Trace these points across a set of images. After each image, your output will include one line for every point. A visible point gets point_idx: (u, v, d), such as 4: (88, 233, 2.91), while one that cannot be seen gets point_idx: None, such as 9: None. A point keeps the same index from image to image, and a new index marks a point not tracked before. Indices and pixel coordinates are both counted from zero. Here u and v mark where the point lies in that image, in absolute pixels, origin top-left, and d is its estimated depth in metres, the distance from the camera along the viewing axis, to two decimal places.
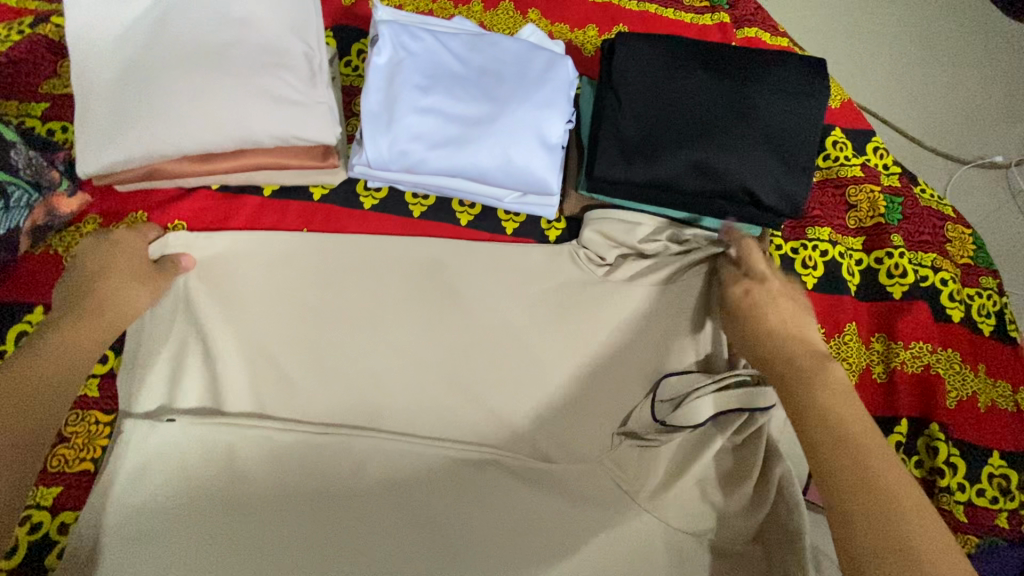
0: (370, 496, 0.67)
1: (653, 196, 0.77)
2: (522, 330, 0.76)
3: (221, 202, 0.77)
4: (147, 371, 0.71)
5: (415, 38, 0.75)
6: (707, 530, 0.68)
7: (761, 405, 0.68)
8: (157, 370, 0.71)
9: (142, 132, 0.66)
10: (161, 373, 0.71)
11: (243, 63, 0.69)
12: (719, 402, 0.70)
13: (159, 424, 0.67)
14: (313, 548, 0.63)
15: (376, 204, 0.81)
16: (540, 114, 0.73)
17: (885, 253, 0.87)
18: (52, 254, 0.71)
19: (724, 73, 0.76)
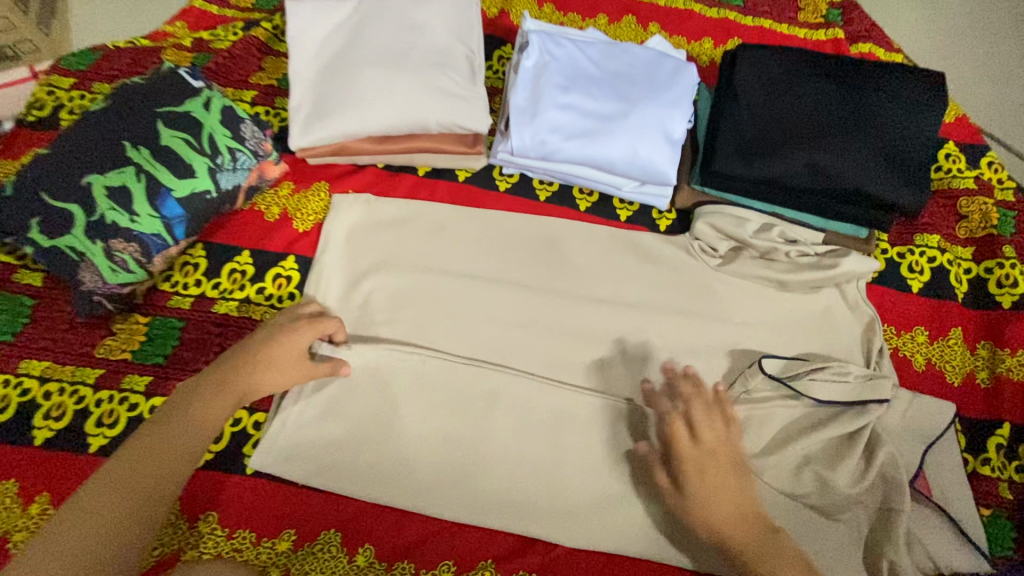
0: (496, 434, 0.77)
1: (764, 192, 0.84)
2: (634, 305, 0.86)
3: (383, 178, 0.91)
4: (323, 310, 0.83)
5: (559, 45, 0.86)
6: (805, 495, 0.75)
7: (877, 398, 0.76)
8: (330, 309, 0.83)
9: (338, 115, 0.82)
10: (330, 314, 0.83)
11: (420, 62, 0.84)
12: (832, 388, 0.77)
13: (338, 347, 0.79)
14: (448, 469, 0.76)
15: (509, 187, 0.93)
16: (667, 113, 0.83)
17: (996, 263, 0.88)
18: (257, 210, 0.88)
19: (843, 83, 0.82)
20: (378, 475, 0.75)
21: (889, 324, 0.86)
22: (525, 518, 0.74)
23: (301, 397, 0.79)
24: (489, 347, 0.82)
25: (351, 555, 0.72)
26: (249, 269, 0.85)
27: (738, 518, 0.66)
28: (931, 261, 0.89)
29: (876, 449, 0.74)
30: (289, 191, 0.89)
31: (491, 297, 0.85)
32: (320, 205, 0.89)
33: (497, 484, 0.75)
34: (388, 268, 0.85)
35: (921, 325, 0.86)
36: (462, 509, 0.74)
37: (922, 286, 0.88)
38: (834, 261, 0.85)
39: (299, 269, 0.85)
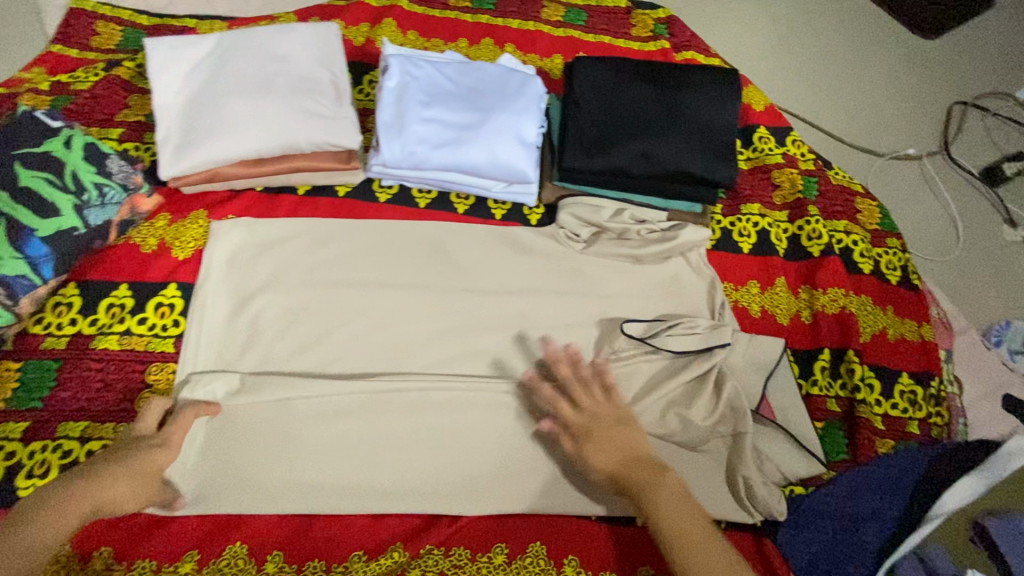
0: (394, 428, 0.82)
1: (611, 181, 0.97)
2: (513, 292, 0.94)
3: (263, 200, 0.95)
4: (213, 337, 0.85)
5: (417, 66, 0.95)
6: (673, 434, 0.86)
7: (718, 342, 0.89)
8: (220, 337, 0.85)
9: (207, 144, 0.85)
10: (220, 341, 0.85)
11: (285, 89, 0.89)
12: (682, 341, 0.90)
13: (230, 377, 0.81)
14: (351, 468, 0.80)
15: (390, 198, 0.99)
16: (518, 119, 0.94)
17: (805, 221, 1.06)
18: (132, 244, 0.88)
19: (660, 84, 0.97)
20: (282, 482, 0.78)
21: (729, 281, 1.02)
22: (428, 496, 0.80)
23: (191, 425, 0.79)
24: (382, 346, 0.88)
25: (261, 564, 0.74)
26: (128, 302, 0.85)
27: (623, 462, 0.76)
28: (755, 226, 1.06)
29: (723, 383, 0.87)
30: (167, 222, 0.91)
31: (378, 300, 0.90)
32: (200, 232, 0.91)
33: (400, 470, 0.80)
34: (276, 284, 0.89)
35: (754, 279, 1.02)
36: (368, 499, 0.79)
37: (752, 247, 1.04)
38: (674, 233, 0.98)
39: (182, 296, 0.87)
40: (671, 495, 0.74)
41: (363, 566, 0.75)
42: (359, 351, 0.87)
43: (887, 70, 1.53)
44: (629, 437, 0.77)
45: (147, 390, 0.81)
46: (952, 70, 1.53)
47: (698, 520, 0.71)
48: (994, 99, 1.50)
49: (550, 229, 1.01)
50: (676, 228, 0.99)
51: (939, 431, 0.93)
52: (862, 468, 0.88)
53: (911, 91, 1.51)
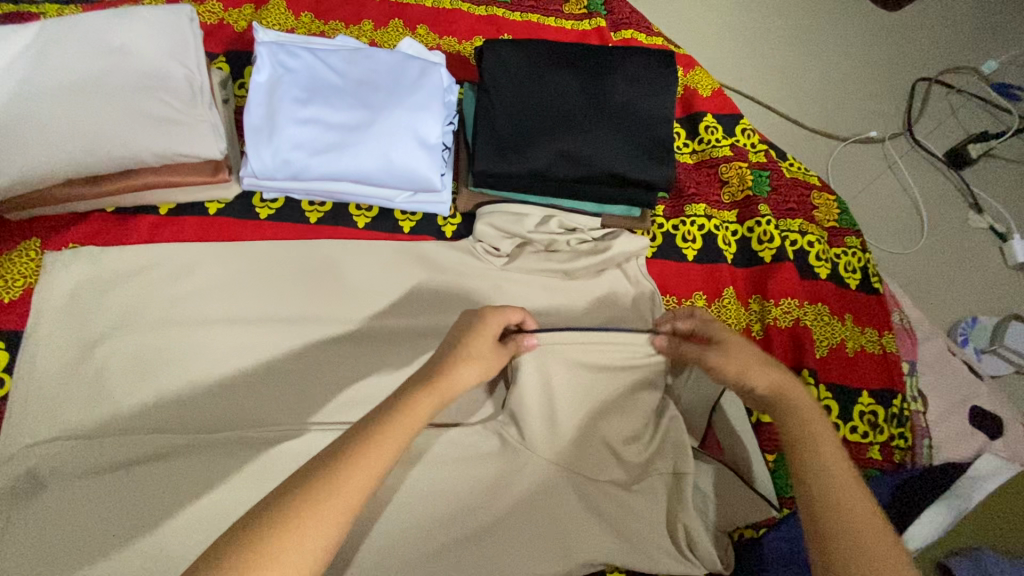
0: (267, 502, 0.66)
1: (532, 186, 0.84)
2: (420, 320, 0.81)
3: (115, 223, 0.80)
4: (45, 393, 0.70)
5: (293, 55, 0.79)
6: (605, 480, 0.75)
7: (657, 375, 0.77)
8: (52, 392, 0.70)
9: (21, 160, 0.69)
10: (54, 397, 0.70)
11: (124, 89, 0.73)
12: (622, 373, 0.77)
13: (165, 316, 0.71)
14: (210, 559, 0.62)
15: (272, 215, 0.85)
16: (416, 116, 0.79)
17: (755, 222, 0.94)
18: None
19: (584, 71, 0.83)
20: None
21: (671, 295, 0.90)
22: None
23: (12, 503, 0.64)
24: (256, 395, 0.73)
25: None
26: None
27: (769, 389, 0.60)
28: (701, 229, 0.94)
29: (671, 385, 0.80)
30: None
31: (254, 338, 0.75)
32: (31, 267, 0.76)
33: None
34: (123, 325, 0.73)
35: (699, 291, 0.90)
36: None
37: (696, 253, 0.93)
38: (606, 244, 0.86)
39: (6, 347, 0.72)
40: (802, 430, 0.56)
41: None
42: (226, 404, 0.72)
43: (848, 45, 1.42)
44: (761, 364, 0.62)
45: None
46: (915, 45, 1.43)
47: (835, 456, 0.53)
48: (959, 74, 1.40)
49: (465, 242, 0.87)
50: (608, 239, 0.87)
51: (902, 455, 0.85)
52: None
53: (873, 68, 1.40)
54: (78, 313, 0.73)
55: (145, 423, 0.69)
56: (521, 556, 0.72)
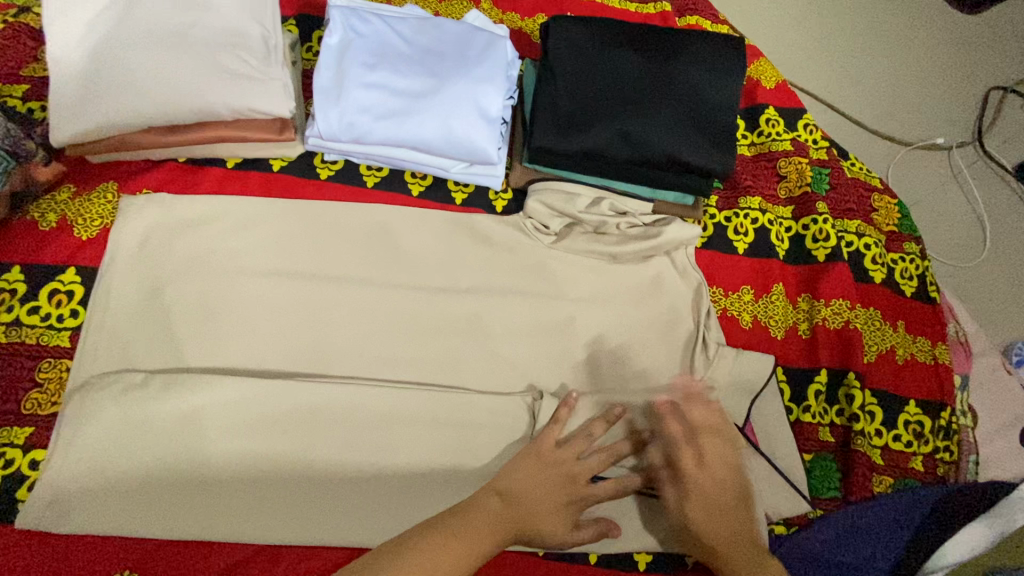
0: (324, 454, 0.71)
1: (588, 164, 0.84)
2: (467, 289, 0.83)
3: (186, 173, 0.83)
4: (116, 330, 0.74)
5: (364, 21, 0.81)
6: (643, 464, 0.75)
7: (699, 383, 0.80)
8: (124, 329, 0.74)
9: (107, 108, 0.73)
10: (126, 334, 0.74)
11: (205, 44, 0.76)
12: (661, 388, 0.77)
13: (243, 274, 0.78)
14: (281, 502, 0.70)
15: (332, 176, 0.87)
16: (480, 89, 0.80)
17: (812, 219, 0.92)
18: (29, 221, 0.77)
19: (651, 53, 0.82)
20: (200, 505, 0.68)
21: (718, 285, 0.89)
22: (350, 527, 0.70)
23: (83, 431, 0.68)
24: (310, 348, 0.76)
25: None
26: (20, 288, 0.74)
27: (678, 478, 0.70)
28: (754, 222, 0.93)
29: (709, 341, 0.82)
30: (70, 194, 0.79)
31: (311, 292, 0.78)
32: (107, 208, 0.79)
33: (322, 499, 0.70)
34: (191, 271, 0.77)
35: (747, 284, 0.89)
36: (282, 526, 0.69)
37: (748, 247, 0.91)
38: (658, 230, 0.86)
39: (81, 282, 0.76)
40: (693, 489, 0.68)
41: None
42: (282, 355, 0.75)
43: (919, 47, 1.35)
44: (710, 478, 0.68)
45: (36, 390, 0.71)
46: (992, 50, 1.35)
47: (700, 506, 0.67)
48: None
49: (515, 218, 0.88)
50: (659, 225, 0.87)
51: (945, 468, 0.82)
52: (847, 510, 0.77)
53: (944, 72, 1.34)
54: (151, 256, 0.77)
55: (208, 365, 0.74)
56: None
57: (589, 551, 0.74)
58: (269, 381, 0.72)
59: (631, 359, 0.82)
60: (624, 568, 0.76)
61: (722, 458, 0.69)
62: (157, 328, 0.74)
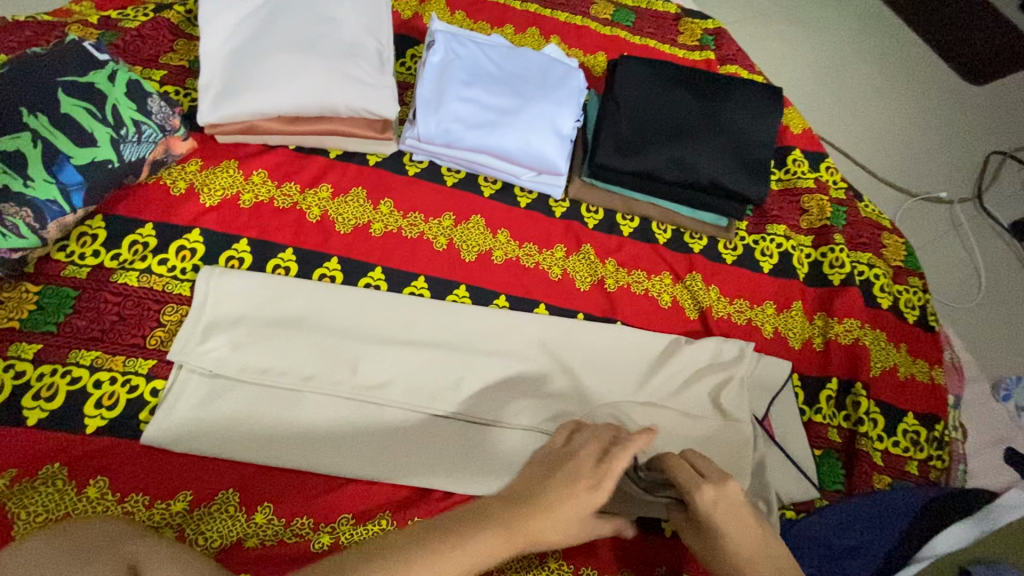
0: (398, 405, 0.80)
1: (641, 182, 0.97)
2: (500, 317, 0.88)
3: (295, 158, 0.96)
4: (224, 299, 0.83)
5: (463, 46, 0.96)
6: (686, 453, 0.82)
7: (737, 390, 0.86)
8: (230, 300, 0.83)
9: (245, 96, 0.86)
10: (232, 302, 0.83)
11: (331, 51, 0.90)
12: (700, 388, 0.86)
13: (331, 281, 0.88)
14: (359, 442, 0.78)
15: (418, 172, 1.00)
16: (556, 110, 0.94)
17: (829, 248, 1.05)
18: (162, 185, 0.89)
19: (701, 94, 0.97)
20: (283, 437, 0.77)
21: (746, 298, 1.01)
22: (414, 470, 0.78)
23: (195, 370, 0.79)
24: (391, 321, 0.85)
25: (250, 513, 0.74)
26: (152, 242, 0.86)
27: (720, 509, 0.63)
28: (779, 247, 1.05)
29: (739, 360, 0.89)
30: (197, 167, 0.92)
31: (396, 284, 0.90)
32: (229, 181, 0.91)
33: (389, 441, 0.79)
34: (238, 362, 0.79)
35: (771, 300, 1.01)
36: (357, 464, 0.77)
37: (772, 267, 1.04)
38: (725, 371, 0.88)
39: (204, 242, 0.87)
40: (719, 518, 0.62)
41: (350, 529, 0.75)
42: (367, 323, 0.84)
43: (924, 110, 1.51)
44: (743, 523, 0.62)
45: (159, 328, 0.82)
46: (990, 120, 1.51)
47: (738, 522, 0.62)
48: None
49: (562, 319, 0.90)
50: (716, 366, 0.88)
51: (938, 474, 0.93)
52: (839, 507, 0.86)
53: (947, 134, 1.48)
54: (264, 229, 0.90)
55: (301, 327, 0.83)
56: None
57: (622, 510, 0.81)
58: (354, 341, 0.83)
59: (700, 385, 0.86)
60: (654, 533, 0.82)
61: (731, 493, 0.64)
62: (261, 289, 0.84)
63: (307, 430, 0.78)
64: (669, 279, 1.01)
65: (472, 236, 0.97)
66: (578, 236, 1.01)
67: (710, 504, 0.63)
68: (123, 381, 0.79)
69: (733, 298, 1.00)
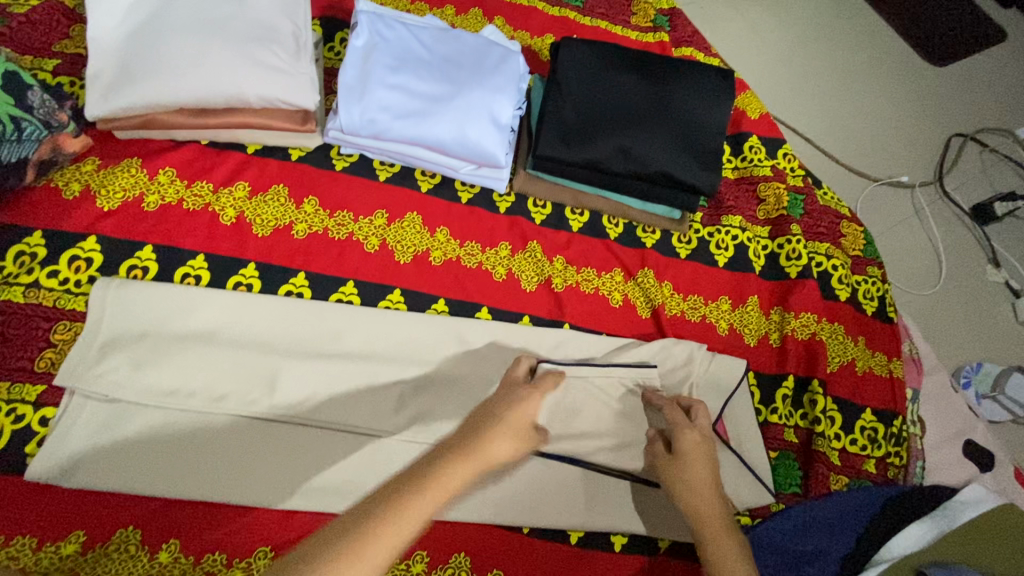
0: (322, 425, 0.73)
1: (587, 174, 0.91)
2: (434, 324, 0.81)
3: (207, 154, 0.87)
4: (122, 313, 0.74)
5: (389, 28, 0.88)
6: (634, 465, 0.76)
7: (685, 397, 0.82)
8: (129, 314, 0.74)
9: (140, 85, 0.77)
10: (132, 316, 0.74)
11: (238, 34, 0.81)
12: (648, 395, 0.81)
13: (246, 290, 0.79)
14: (277, 469, 0.71)
15: (347, 167, 0.92)
16: (493, 97, 0.87)
17: (786, 240, 1.01)
18: (53, 187, 0.80)
19: (649, 79, 0.91)
20: (191, 466, 0.70)
21: (700, 295, 0.96)
22: (339, 496, 0.72)
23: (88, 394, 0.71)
24: (314, 332, 0.78)
25: (153, 552, 0.67)
26: (41, 252, 0.77)
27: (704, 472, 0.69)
28: (734, 239, 1.01)
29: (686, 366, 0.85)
30: (95, 167, 0.83)
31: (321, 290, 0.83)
32: (130, 181, 0.82)
33: (312, 465, 0.72)
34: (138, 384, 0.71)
35: (726, 295, 0.96)
36: (273, 493, 0.70)
37: (727, 261, 0.99)
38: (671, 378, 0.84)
39: (101, 250, 0.79)
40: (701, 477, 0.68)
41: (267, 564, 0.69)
42: (286, 335, 0.77)
43: (886, 93, 1.48)
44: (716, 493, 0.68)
45: (50, 349, 0.74)
46: (950, 102, 1.48)
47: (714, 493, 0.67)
48: (993, 134, 1.45)
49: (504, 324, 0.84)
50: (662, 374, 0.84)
51: (895, 472, 0.90)
52: (795, 510, 0.82)
53: (909, 117, 1.45)
54: (172, 234, 0.81)
55: (212, 341, 0.75)
56: (537, 509, 0.76)
57: (568, 527, 0.76)
58: (271, 355, 0.75)
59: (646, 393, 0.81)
60: (601, 547, 0.78)
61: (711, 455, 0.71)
62: (165, 300, 0.76)
63: (218, 457, 0.71)
64: (620, 276, 0.95)
65: (407, 236, 0.89)
66: (524, 233, 0.95)
67: (699, 467, 0.69)
68: (6, 410, 0.70)
69: (686, 294, 0.95)
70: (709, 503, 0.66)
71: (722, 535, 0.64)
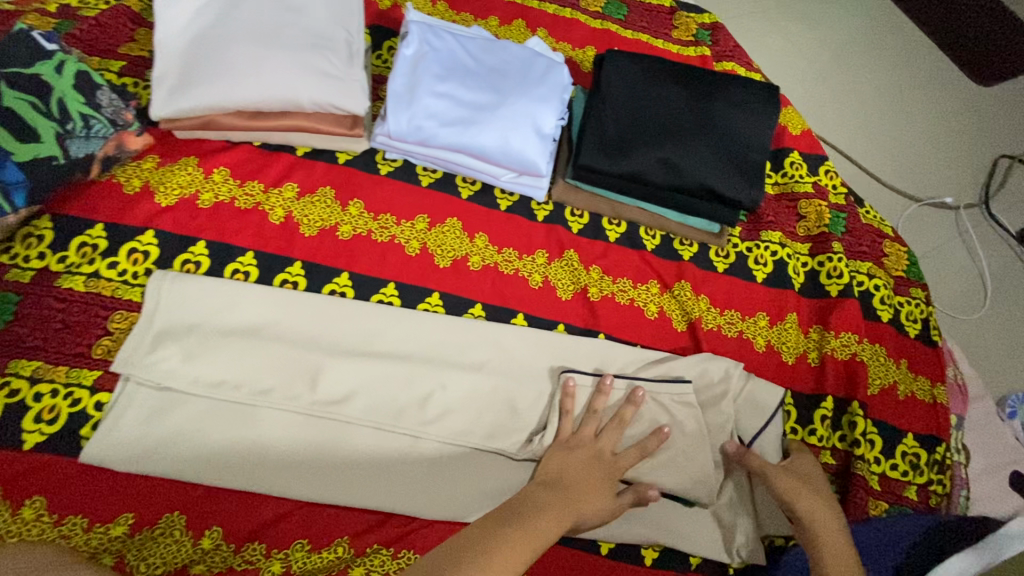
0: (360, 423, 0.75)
1: (627, 185, 0.91)
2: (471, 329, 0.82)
3: (259, 155, 0.90)
4: (176, 305, 0.77)
5: (438, 38, 0.90)
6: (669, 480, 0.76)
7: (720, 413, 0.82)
8: (182, 306, 0.77)
9: (202, 88, 0.81)
10: (185, 309, 0.77)
11: (296, 41, 0.84)
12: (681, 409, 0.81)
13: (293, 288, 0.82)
14: (315, 464, 0.73)
15: (391, 171, 0.94)
16: (538, 107, 0.88)
17: (827, 257, 0.99)
18: (115, 183, 0.84)
19: (693, 92, 0.91)
20: (234, 458, 0.72)
21: (737, 310, 0.95)
22: (375, 494, 0.73)
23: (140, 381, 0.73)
24: (356, 331, 0.80)
25: (197, 538, 0.69)
26: (102, 244, 0.81)
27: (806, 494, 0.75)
28: (774, 255, 1.00)
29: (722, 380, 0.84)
30: (154, 164, 0.87)
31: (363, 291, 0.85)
32: (187, 178, 0.86)
33: (350, 463, 0.73)
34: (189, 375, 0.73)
35: (764, 311, 0.95)
36: (312, 488, 0.72)
37: (766, 277, 0.98)
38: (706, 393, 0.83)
39: (158, 244, 0.82)
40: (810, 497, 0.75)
41: (304, 557, 0.70)
42: (330, 333, 0.79)
43: (931, 111, 1.45)
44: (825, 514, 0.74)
45: (106, 337, 0.77)
46: (998, 123, 1.45)
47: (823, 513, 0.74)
48: None
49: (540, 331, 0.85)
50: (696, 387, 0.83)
51: (938, 500, 0.87)
52: None
53: (954, 137, 1.42)
54: (224, 231, 0.84)
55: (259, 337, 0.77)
56: None
57: (598, 538, 0.76)
58: (314, 352, 0.77)
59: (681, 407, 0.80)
60: (630, 560, 0.78)
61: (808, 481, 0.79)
62: (216, 295, 0.78)
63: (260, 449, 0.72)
64: (656, 288, 0.95)
65: (447, 241, 0.91)
66: (561, 241, 0.95)
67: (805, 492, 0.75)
68: (64, 394, 0.74)
69: (723, 309, 0.94)
70: (823, 517, 0.73)
71: (840, 548, 0.71)
